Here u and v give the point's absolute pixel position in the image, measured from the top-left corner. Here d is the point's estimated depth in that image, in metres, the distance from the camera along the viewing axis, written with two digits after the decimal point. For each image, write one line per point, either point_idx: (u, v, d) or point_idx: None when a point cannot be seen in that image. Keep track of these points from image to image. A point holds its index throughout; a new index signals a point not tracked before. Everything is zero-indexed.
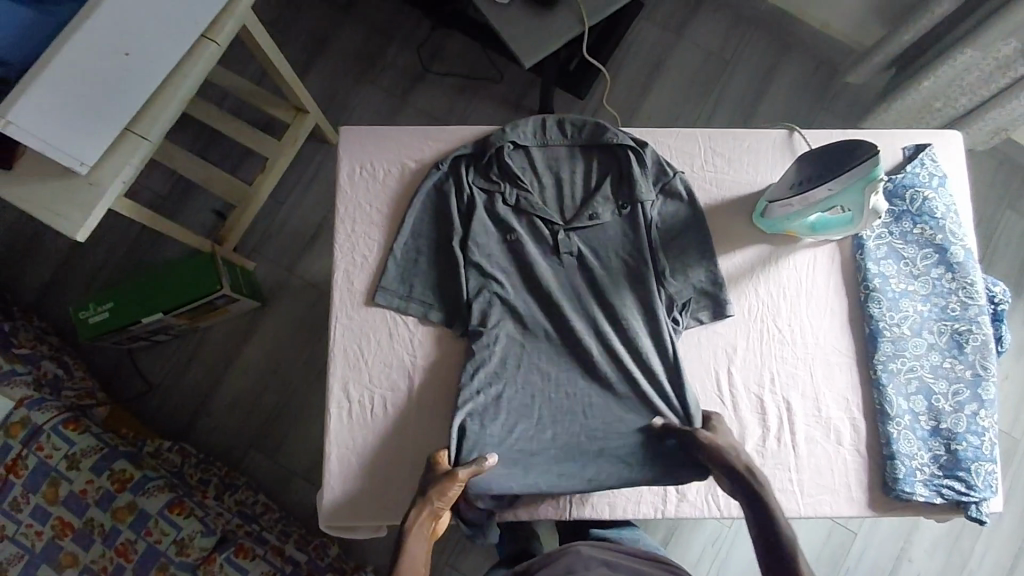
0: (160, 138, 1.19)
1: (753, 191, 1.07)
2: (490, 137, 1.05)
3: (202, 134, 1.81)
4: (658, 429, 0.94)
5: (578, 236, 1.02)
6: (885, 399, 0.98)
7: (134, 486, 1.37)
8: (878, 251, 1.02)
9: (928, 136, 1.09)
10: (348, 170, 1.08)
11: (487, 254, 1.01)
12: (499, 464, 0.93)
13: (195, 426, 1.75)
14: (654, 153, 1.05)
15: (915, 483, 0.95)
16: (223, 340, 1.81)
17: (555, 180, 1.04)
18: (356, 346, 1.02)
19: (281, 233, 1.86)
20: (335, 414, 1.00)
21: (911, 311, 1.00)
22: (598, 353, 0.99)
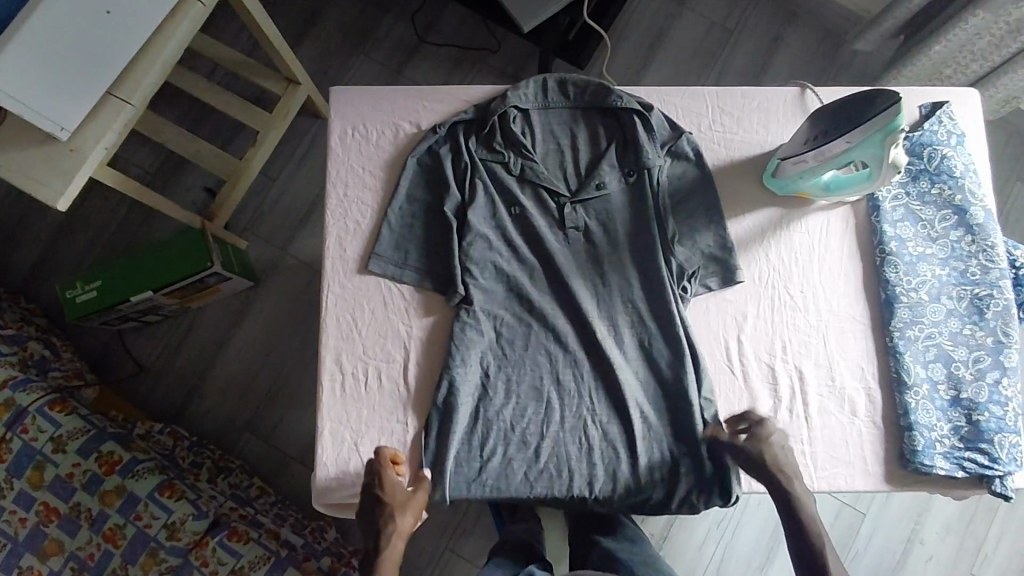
0: (143, 103, 1.14)
1: (765, 152, 1.01)
2: (490, 104, 1.00)
3: (192, 109, 1.75)
4: (670, 413, 0.94)
5: (584, 208, 0.98)
6: (903, 368, 0.94)
7: (123, 469, 1.33)
8: (894, 213, 0.97)
9: (944, 94, 1.03)
10: (339, 132, 1.03)
11: (492, 225, 0.97)
12: (512, 448, 0.93)
13: (188, 408, 1.72)
14: (661, 117, 1.00)
15: (935, 456, 0.91)
16: (216, 321, 1.77)
17: (558, 147, 1.00)
18: (349, 316, 0.97)
19: (274, 212, 1.82)
20: (328, 386, 0.95)
21: (929, 275, 0.96)
22: (600, 328, 0.96)
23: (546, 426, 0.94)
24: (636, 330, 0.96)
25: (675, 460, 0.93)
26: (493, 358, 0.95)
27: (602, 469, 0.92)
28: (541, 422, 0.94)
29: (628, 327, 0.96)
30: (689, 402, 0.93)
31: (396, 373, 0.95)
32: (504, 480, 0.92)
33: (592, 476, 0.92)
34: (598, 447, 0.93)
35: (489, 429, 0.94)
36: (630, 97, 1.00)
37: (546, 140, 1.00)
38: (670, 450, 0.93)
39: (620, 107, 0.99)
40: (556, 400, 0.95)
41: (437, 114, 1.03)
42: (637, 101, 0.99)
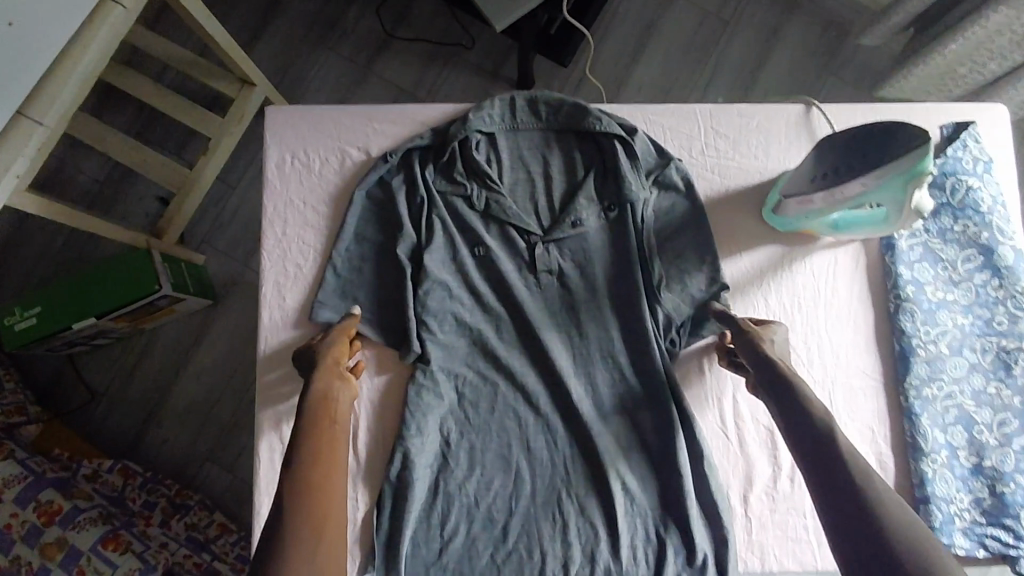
0: (59, 122, 0.98)
1: (764, 181, 0.89)
2: (450, 127, 0.87)
3: (139, 113, 1.61)
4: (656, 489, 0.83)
5: (558, 248, 0.86)
6: (919, 432, 0.83)
7: (62, 519, 1.22)
8: (911, 252, 0.86)
9: (970, 112, 0.91)
10: (276, 161, 0.89)
11: (453, 270, 0.85)
12: (472, 526, 0.82)
13: (145, 438, 1.60)
14: (647, 141, 0.87)
15: (953, 532, 0.81)
16: (173, 342, 1.64)
17: (527, 177, 0.87)
18: (290, 376, 0.85)
19: (233, 222, 1.68)
20: (266, 458, 0.84)
21: (950, 325, 0.84)
22: (575, 383, 0.84)
23: (515, 502, 0.83)
24: (616, 389, 0.85)
25: (662, 539, 0.82)
26: (455, 422, 0.84)
27: (578, 549, 0.81)
28: (509, 497, 0.83)
29: (609, 385, 0.85)
30: (677, 473, 0.82)
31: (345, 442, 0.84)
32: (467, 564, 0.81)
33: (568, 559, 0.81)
34: (574, 524, 0.82)
35: (450, 506, 0.82)
36: (610, 118, 0.87)
37: (513, 169, 0.87)
38: (655, 526, 0.82)
39: (599, 130, 0.86)
40: (527, 470, 0.84)
41: (390, 139, 0.90)
42: (617, 124, 0.86)
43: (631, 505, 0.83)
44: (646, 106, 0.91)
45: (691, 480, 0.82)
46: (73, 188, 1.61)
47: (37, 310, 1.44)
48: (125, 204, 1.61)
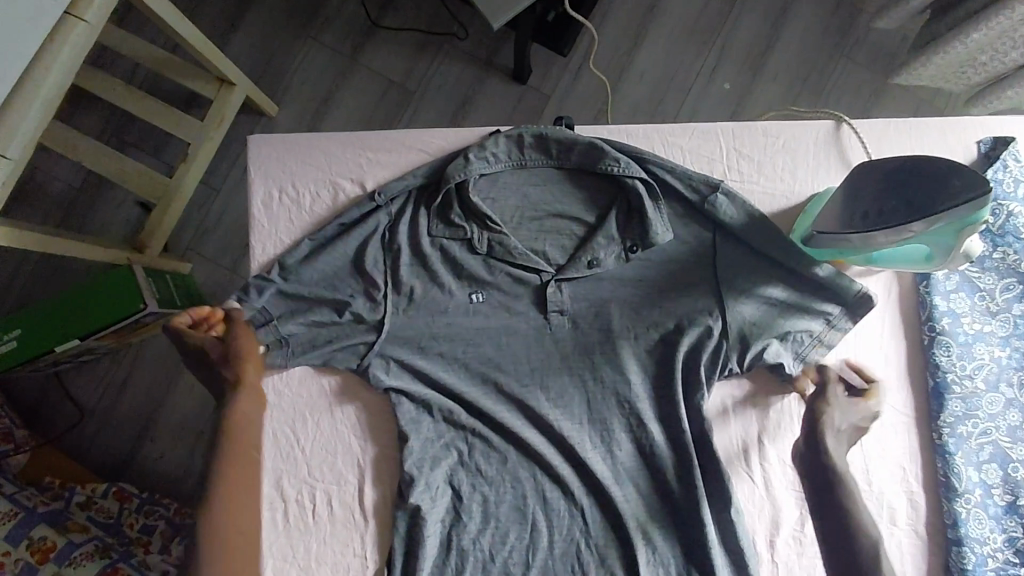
0: (23, 153, 0.90)
1: (792, 205, 0.83)
2: (448, 166, 0.81)
3: (112, 116, 1.51)
4: (679, 532, 0.80)
5: (570, 288, 0.82)
6: (953, 471, 0.79)
7: (58, 555, 1.18)
8: (947, 282, 0.81)
9: (1008, 126, 0.85)
10: (263, 196, 0.82)
11: (456, 314, 0.81)
12: None
13: (139, 455, 1.55)
14: (676, 175, 0.81)
15: (986, 574, 0.78)
16: (162, 356, 1.58)
17: (533, 213, 0.82)
18: (289, 429, 0.80)
19: (219, 228, 1.61)
20: (267, 517, 0.79)
21: (987, 358, 0.80)
22: (589, 427, 0.81)
23: (532, 555, 0.79)
24: (636, 432, 0.81)
25: None
26: (466, 474, 0.80)
27: None
28: (525, 550, 0.79)
29: (626, 429, 0.81)
30: (702, 521, 0.78)
31: (349, 498, 0.79)
32: None
33: None
34: None
35: (464, 562, 0.78)
36: (630, 158, 0.81)
37: (520, 207, 0.82)
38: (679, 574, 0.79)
39: (620, 172, 0.80)
40: (544, 521, 0.80)
41: (388, 169, 0.83)
42: (639, 162, 0.81)
43: (653, 554, 0.79)
44: (664, 127, 0.84)
45: (716, 528, 0.79)
46: (46, 198, 1.52)
47: (17, 332, 1.36)
48: (102, 213, 1.52)
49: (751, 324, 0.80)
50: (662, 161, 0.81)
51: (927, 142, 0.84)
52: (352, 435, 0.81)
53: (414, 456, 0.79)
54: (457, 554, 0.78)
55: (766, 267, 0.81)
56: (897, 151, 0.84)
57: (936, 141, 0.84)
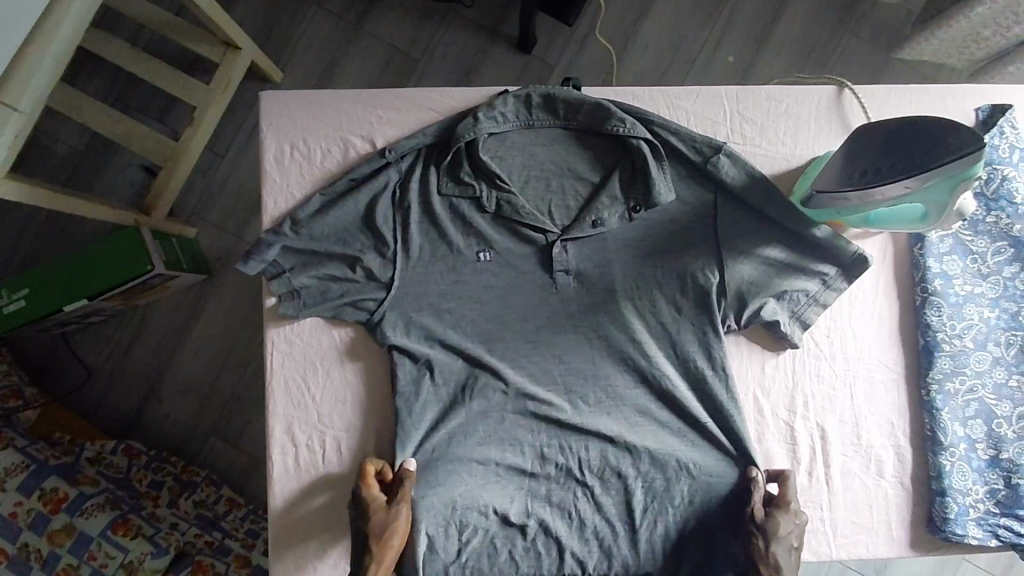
0: (34, 108, 0.92)
1: (791, 168, 0.85)
2: (458, 124, 0.82)
3: (117, 79, 1.51)
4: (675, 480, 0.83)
5: (575, 249, 0.83)
6: (939, 426, 0.82)
7: (70, 505, 1.21)
8: (941, 244, 0.83)
9: (1006, 95, 0.87)
10: (274, 150, 0.83)
11: (466, 271, 0.83)
12: (494, 524, 0.82)
13: (145, 415, 1.58)
14: (680, 136, 0.82)
15: (967, 524, 0.82)
16: (168, 319, 1.61)
17: (540, 173, 0.84)
18: (299, 378, 0.82)
19: (224, 193, 1.62)
20: (277, 461, 0.81)
21: (976, 318, 0.83)
22: (590, 380, 0.84)
23: (534, 501, 0.82)
24: (636, 386, 0.84)
25: (679, 533, 0.83)
26: (471, 426, 0.82)
27: (596, 545, 0.83)
28: (527, 497, 0.82)
29: (627, 384, 0.84)
30: (696, 469, 0.82)
31: (357, 445, 0.82)
32: (487, 561, 0.81)
33: (586, 552, 0.82)
34: (592, 520, 0.83)
35: (468, 507, 0.81)
36: (636, 120, 0.82)
37: (527, 167, 0.84)
38: (674, 520, 0.83)
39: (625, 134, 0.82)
40: (546, 469, 0.83)
41: (397, 126, 0.84)
42: (645, 124, 0.82)
43: (648, 501, 0.83)
44: (669, 88, 0.85)
45: (708, 478, 0.82)
46: (52, 160, 1.53)
47: (24, 292, 1.38)
48: (107, 176, 1.53)
49: (749, 283, 0.82)
50: (666, 122, 0.83)
51: (927, 108, 0.85)
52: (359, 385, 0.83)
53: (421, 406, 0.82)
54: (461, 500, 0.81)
55: (764, 228, 0.83)
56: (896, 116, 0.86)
57: (935, 107, 0.86)
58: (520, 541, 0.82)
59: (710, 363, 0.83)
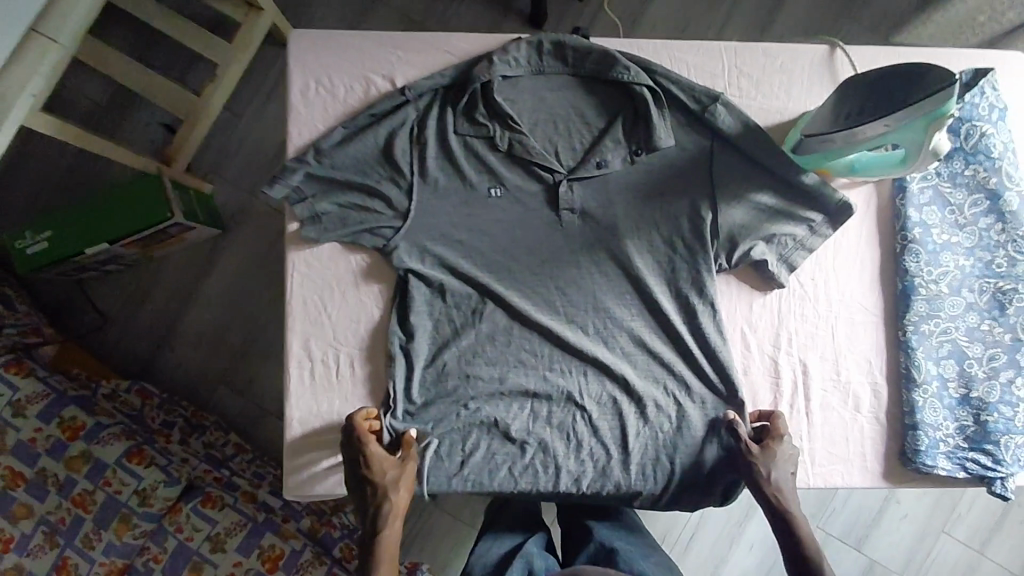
0: (73, 41, 0.97)
1: (783, 120, 0.90)
2: (474, 67, 0.88)
3: (142, 36, 1.57)
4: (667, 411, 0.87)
5: (581, 188, 0.88)
6: (914, 364, 0.88)
7: (87, 434, 1.28)
8: (921, 195, 0.89)
9: (988, 59, 0.92)
10: (301, 86, 0.89)
11: (477, 205, 0.87)
12: (495, 441, 0.87)
13: (157, 362, 1.64)
14: (682, 85, 0.88)
15: (937, 456, 0.87)
16: (182, 271, 1.66)
17: (550, 116, 0.89)
18: (318, 298, 0.88)
19: (241, 151, 1.67)
20: (295, 374, 0.87)
21: (952, 265, 0.88)
22: (590, 313, 0.88)
23: (534, 423, 0.87)
24: (635, 322, 0.88)
25: (670, 456, 0.87)
26: (476, 348, 0.87)
27: (591, 467, 0.87)
28: (527, 418, 0.87)
29: (625, 318, 0.88)
30: (686, 396, 0.87)
31: (369, 362, 0.88)
32: (488, 478, 0.86)
33: (581, 473, 0.86)
34: (588, 443, 0.87)
35: (470, 424, 0.86)
36: (640, 68, 0.88)
37: (537, 109, 0.89)
38: (665, 446, 0.87)
39: (630, 81, 0.88)
40: (547, 393, 0.87)
41: (415, 68, 0.90)
42: (649, 73, 0.88)
43: (642, 425, 0.87)
44: (673, 42, 0.91)
45: (695, 404, 0.87)
46: (76, 112, 1.58)
47: (49, 234, 1.44)
48: (129, 129, 1.58)
49: (739, 224, 0.88)
50: (668, 72, 0.88)
51: None
52: (372, 306, 0.88)
53: (430, 326, 0.87)
54: (464, 419, 0.86)
55: (756, 174, 0.88)
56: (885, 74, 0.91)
57: None
58: (519, 458, 0.86)
59: (700, 297, 0.88)
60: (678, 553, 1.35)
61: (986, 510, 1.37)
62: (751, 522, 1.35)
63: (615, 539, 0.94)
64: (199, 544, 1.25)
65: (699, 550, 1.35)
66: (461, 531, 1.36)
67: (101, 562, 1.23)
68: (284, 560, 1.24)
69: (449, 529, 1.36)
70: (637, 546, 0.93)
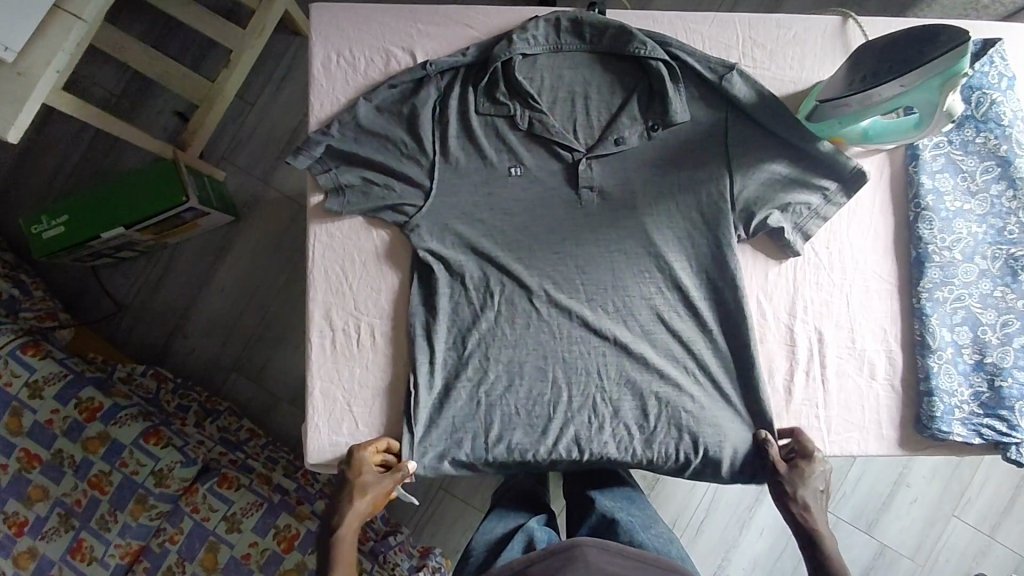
0: (98, 19, 0.99)
1: (797, 91, 0.92)
2: (494, 47, 0.89)
3: (158, 25, 1.59)
4: (686, 385, 0.90)
5: (599, 167, 0.91)
6: (928, 330, 0.89)
7: (103, 415, 1.28)
8: (934, 162, 0.90)
9: (997, 31, 0.94)
10: (322, 58, 0.90)
11: (496, 184, 0.90)
12: (517, 413, 0.88)
13: (171, 349, 1.65)
14: (697, 60, 0.90)
15: (952, 422, 0.88)
16: (195, 259, 1.68)
17: (569, 95, 0.91)
18: (339, 268, 0.89)
19: (253, 140, 1.69)
20: (317, 344, 0.88)
21: (965, 232, 0.89)
22: (609, 289, 0.91)
23: (556, 397, 0.89)
24: (652, 299, 0.91)
25: (690, 428, 0.89)
26: (499, 323, 0.90)
27: (611, 440, 0.89)
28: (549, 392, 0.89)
29: (644, 295, 0.91)
30: (702, 369, 0.90)
31: (390, 331, 0.89)
32: (510, 451, 0.87)
33: (602, 444, 0.88)
34: (607, 415, 0.89)
35: (492, 398, 0.88)
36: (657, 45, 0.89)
37: (556, 88, 0.91)
38: (685, 419, 0.89)
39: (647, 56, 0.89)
40: (569, 367, 0.90)
41: (435, 44, 0.92)
42: (664, 46, 0.90)
43: (661, 398, 0.89)
44: (688, 16, 0.92)
45: (712, 378, 0.90)
46: (92, 100, 1.60)
47: (65, 218, 1.46)
48: (144, 117, 1.60)
49: (753, 195, 0.90)
50: (684, 47, 0.90)
51: None
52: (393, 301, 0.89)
53: (451, 298, 0.89)
54: (488, 393, 0.88)
55: (770, 144, 0.90)
56: None
57: None
58: (541, 430, 0.88)
59: (718, 270, 0.90)
60: (689, 536, 1.35)
61: (996, 495, 1.37)
62: (761, 508, 1.35)
63: (617, 511, 0.94)
64: (215, 524, 1.25)
65: (710, 534, 1.35)
66: (472, 516, 1.36)
67: (118, 542, 1.24)
68: (300, 539, 1.23)
69: (460, 513, 1.36)
70: (638, 519, 0.93)
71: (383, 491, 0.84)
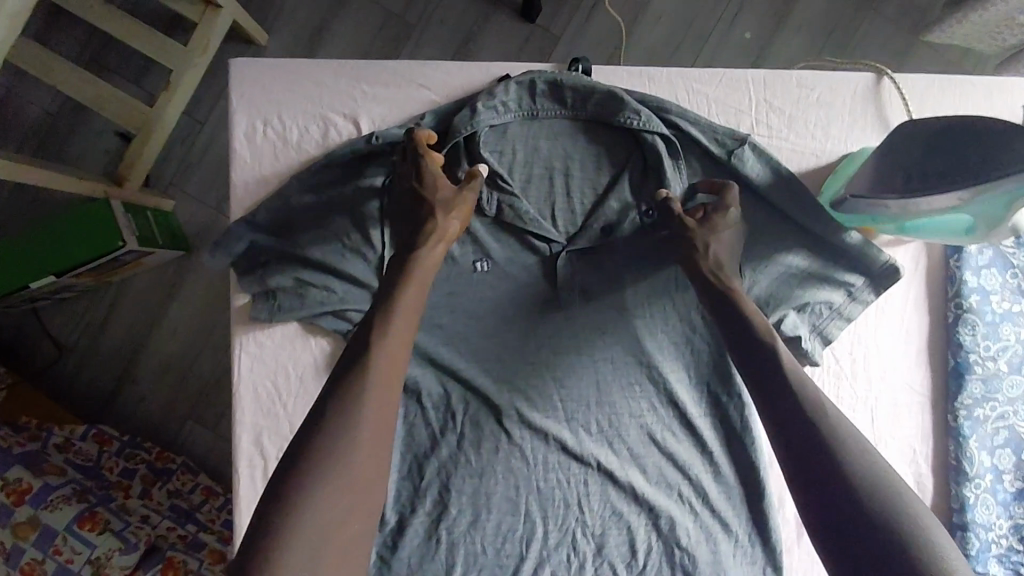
0: None
1: (821, 164, 0.76)
2: (455, 116, 0.73)
3: (89, 36, 1.39)
4: (682, 521, 0.77)
5: (581, 261, 0.76)
6: (965, 454, 0.76)
7: (33, 497, 1.15)
8: (979, 256, 0.76)
9: None
10: (245, 127, 0.74)
11: (458, 283, 0.76)
12: (485, 554, 0.76)
13: (119, 397, 1.51)
14: (701, 131, 0.74)
15: (988, 561, 0.76)
16: (141, 297, 1.52)
17: (545, 173, 0.75)
18: (270, 386, 0.75)
19: (204, 163, 1.52)
20: (245, 477, 0.74)
21: (1013, 339, 0.76)
22: (592, 405, 0.77)
23: (530, 537, 0.76)
24: (642, 417, 0.77)
25: (686, 569, 0.76)
26: (462, 449, 0.76)
27: None
28: (522, 532, 0.76)
29: (635, 413, 0.77)
30: (701, 499, 0.77)
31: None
32: None
33: None
34: (590, 554, 0.76)
35: (456, 539, 0.75)
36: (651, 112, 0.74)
37: (529, 164, 0.75)
38: (680, 560, 0.76)
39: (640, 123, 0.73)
40: (546, 501, 0.77)
41: (384, 107, 0.75)
42: (660, 111, 0.74)
43: (653, 535, 0.77)
44: (689, 72, 0.76)
45: (711, 508, 0.77)
46: (17, 123, 1.41)
47: None
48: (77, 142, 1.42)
49: (764, 296, 0.75)
50: (685, 112, 0.74)
51: (974, 104, 0.77)
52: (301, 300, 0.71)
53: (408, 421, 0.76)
54: (450, 533, 0.75)
55: (786, 232, 0.75)
56: (940, 109, 0.77)
57: (982, 103, 0.77)
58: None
59: (723, 387, 0.77)
60: None
61: None
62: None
63: None
64: None
65: None
66: None
67: None
68: None
69: None
70: None
71: (465, 211, 0.68)
